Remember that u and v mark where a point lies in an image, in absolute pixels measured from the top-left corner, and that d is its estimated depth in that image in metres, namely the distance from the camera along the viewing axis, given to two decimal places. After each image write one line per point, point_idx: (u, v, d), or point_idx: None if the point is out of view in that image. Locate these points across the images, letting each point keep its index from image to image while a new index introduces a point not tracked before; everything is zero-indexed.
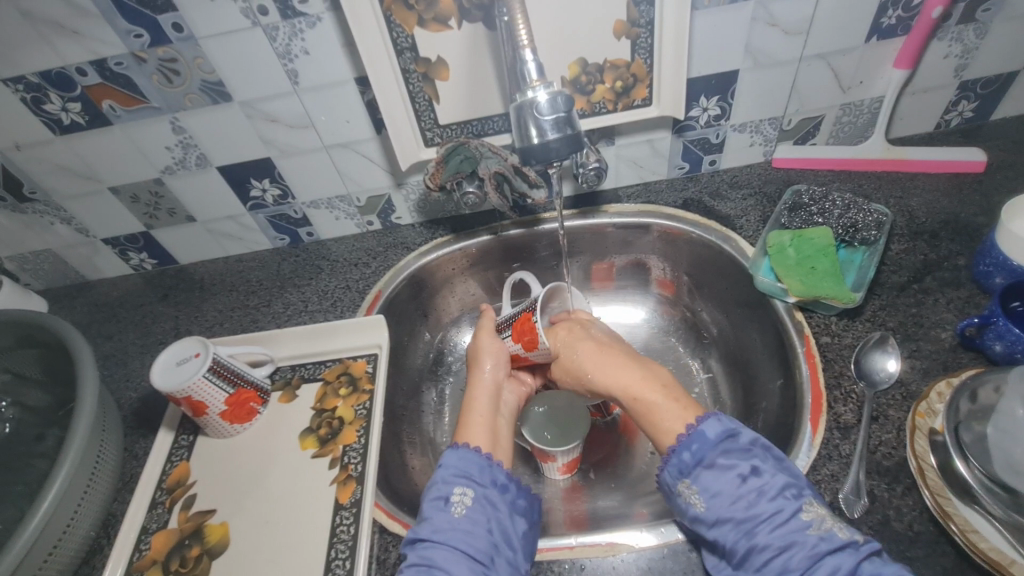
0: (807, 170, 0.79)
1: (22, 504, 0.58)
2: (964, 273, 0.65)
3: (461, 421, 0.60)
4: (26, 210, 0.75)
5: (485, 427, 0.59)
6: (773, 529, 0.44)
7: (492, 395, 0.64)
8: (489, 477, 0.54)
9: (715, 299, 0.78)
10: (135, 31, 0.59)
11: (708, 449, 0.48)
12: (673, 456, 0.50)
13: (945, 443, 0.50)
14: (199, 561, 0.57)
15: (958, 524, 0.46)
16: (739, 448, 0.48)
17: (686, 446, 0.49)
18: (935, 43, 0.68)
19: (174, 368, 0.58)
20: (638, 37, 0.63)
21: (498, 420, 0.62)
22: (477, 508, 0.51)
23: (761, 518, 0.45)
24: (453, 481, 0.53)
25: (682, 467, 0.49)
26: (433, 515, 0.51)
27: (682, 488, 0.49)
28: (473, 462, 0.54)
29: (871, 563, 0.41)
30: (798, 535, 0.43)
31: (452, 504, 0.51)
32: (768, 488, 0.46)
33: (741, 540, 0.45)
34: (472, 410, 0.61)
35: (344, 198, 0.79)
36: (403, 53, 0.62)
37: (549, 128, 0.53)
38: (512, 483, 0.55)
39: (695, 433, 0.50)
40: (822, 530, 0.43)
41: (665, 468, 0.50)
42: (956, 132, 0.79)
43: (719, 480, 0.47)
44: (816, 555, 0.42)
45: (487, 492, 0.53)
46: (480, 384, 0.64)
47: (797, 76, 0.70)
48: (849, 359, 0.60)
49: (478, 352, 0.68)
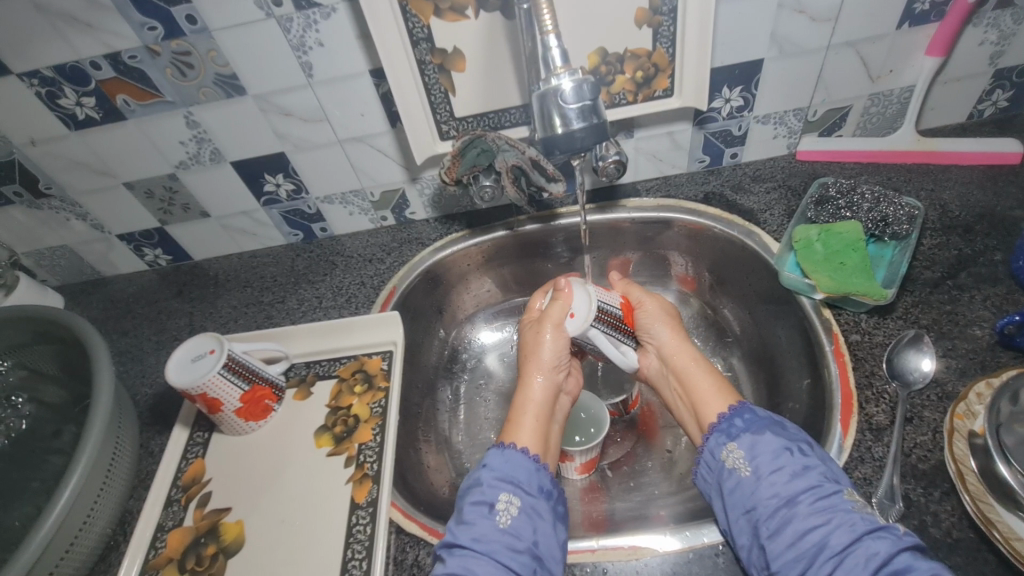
0: (833, 163, 0.77)
1: (39, 500, 0.58)
2: (1001, 269, 0.62)
3: (510, 422, 0.59)
4: (42, 206, 0.75)
5: (535, 432, 0.58)
6: (815, 501, 0.46)
7: (547, 399, 0.62)
8: (536, 484, 0.53)
9: (737, 296, 0.76)
10: (149, 24, 0.58)
11: (760, 421, 0.53)
12: (718, 425, 0.54)
13: (986, 445, 0.47)
14: (215, 559, 0.56)
15: (1002, 532, 0.44)
16: (789, 433, 0.51)
17: (736, 415, 0.54)
18: (970, 29, 0.66)
19: (189, 364, 0.57)
20: (660, 25, 0.61)
21: (550, 425, 0.61)
22: (523, 518, 0.50)
23: (804, 488, 0.47)
24: (499, 488, 0.52)
25: (731, 432, 0.53)
26: (475, 523, 0.50)
27: (727, 453, 0.52)
28: (522, 467, 0.54)
29: (909, 556, 0.42)
30: (839, 510, 0.45)
31: (496, 513, 0.50)
32: (817, 465, 0.49)
33: (781, 507, 0.47)
34: (526, 412, 0.60)
35: (358, 194, 0.78)
36: (419, 44, 0.61)
37: (574, 116, 0.52)
38: (557, 490, 0.54)
39: (744, 408, 0.55)
40: (864, 512, 0.45)
41: (713, 432, 0.54)
42: (989, 123, 0.76)
43: (768, 449, 0.50)
44: (855, 533, 0.44)
45: (533, 501, 0.52)
46: (534, 388, 0.62)
47: (824, 65, 0.67)
48: (881, 358, 0.58)
49: (540, 344, 0.63)
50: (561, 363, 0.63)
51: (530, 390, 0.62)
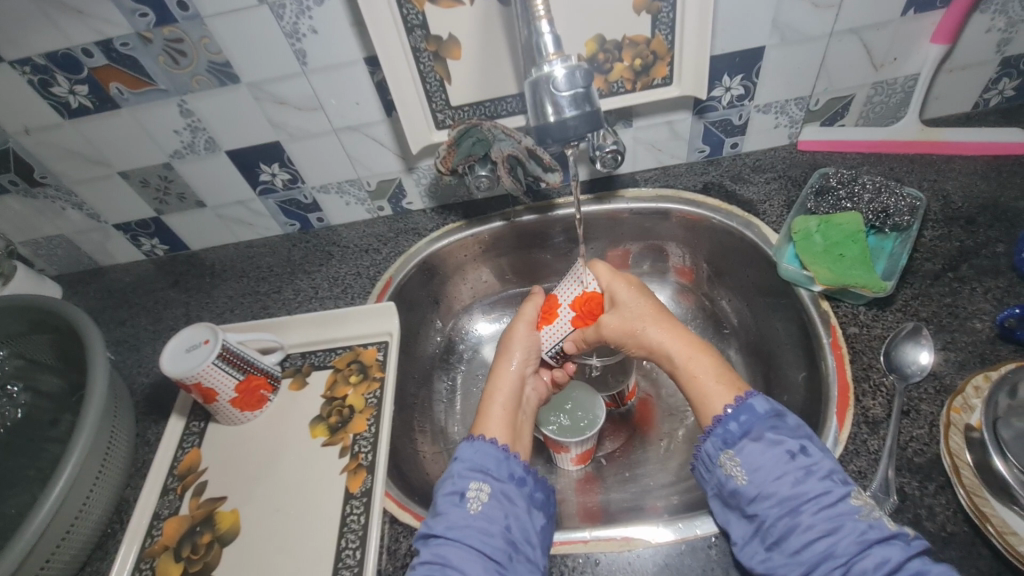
0: (834, 153, 0.76)
1: (35, 488, 0.58)
2: (1002, 262, 0.61)
3: (481, 413, 0.59)
4: (38, 195, 0.75)
5: (504, 423, 0.58)
6: (820, 510, 0.45)
7: (514, 387, 0.62)
8: (506, 471, 0.53)
9: (736, 287, 0.76)
10: (140, 11, 0.57)
11: (759, 422, 0.49)
12: (715, 428, 0.51)
13: (982, 439, 0.47)
14: (210, 548, 0.56)
15: (996, 525, 0.44)
16: (789, 432, 0.49)
17: (733, 418, 0.50)
18: (977, 15, 0.64)
19: (183, 354, 0.57)
20: (658, 12, 0.60)
21: (519, 417, 0.60)
22: (494, 504, 0.50)
23: (808, 497, 0.45)
24: (470, 476, 0.52)
25: (728, 438, 0.50)
26: (447, 511, 0.50)
27: (724, 460, 0.50)
28: (490, 455, 0.53)
29: (920, 561, 0.41)
30: (846, 518, 0.44)
31: (467, 500, 0.50)
32: (818, 469, 0.46)
33: (784, 516, 0.45)
34: (494, 405, 0.59)
35: (354, 183, 0.78)
36: (414, 31, 0.60)
37: (566, 104, 0.51)
38: (530, 477, 0.54)
39: (743, 405, 0.51)
40: (871, 519, 0.44)
41: (709, 437, 0.51)
42: (995, 112, 0.75)
43: (765, 454, 0.48)
44: (864, 542, 0.43)
45: (504, 486, 0.52)
46: (505, 375, 0.62)
47: (827, 53, 0.66)
48: (878, 351, 0.58)
49: (512, 340, 0.65)
50: (533, 356, 0.65)
51: (498, 385, 0.62)
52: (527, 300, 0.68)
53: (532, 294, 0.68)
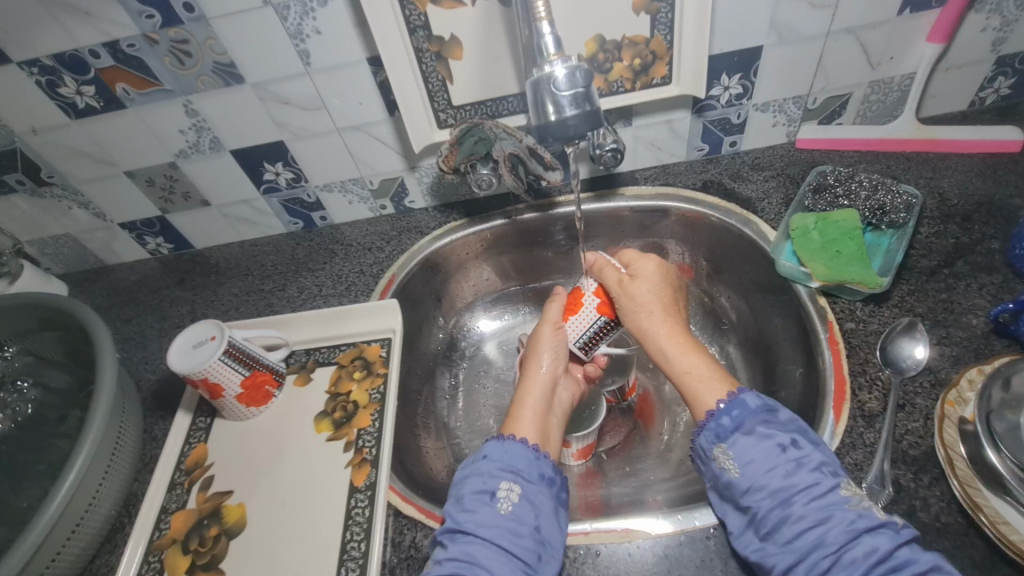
0: (832, 151, 0.77)
1: (45, 482, 0.59)
2: (997, 258, 0.62)
3: (512, 416, 0.60)
4: (44, 195, 0.76)
5: (535, 423, 0.58)
6: (809, 501, 0.45)
7: (545, 391, 0.62)
8: (536, 471, 0.53)
9: (735, 284, 0.77)
10: (146, 12, 0.58)
11: (750, 416, 0.51)
12: (708, 423, 0.52)
13: (976, 432, 0.47)
14: (217, 541, 0.57)
15: (989, 516, 0.45)
16: (781, 425, 0.50)
17: (724, 411, 0.52)
18: (972, 15, 0.65)
19: (190, 351, 0.58)
20: (657, 12, 0.61)
21: (549, 419, 0.61)
22: (524, 505, 0.51)
23: (798, 488, 0.46)
24: (500, 476, 0.52)
25: (720, 432, 0.51)
26: (476, 510, 0.50)
27: (717, 454, 0.51)
28: (521, 456, 0.54)
29: (909, 549, 0.42)
30: (836, 508, 0.45)
31: (497, 500, 0.51)
32: (809, 461, 0.47)
33: (775, 507, 0.46)
34: (525, 408, 0.60)
35: (358, 182, 0.79)
36: (416, 32, 0.61)
37: (566, 104, 0.51)
38: (558, 477, 0.55)
39: (735, 401, 0.52)
40: (860, 508, 0.44)
41: (702, 431, 0.52)
42: (991, 111, 0.76)
43: (756, 447, 0.49)
44: (853, 530, 0.43)
45: (533, 487, 0.53)
46: (536, 378, 0.63)
47: (824, 52, 0.67)
48: (874, 346, 0.58)
49: (538, 343, 0.65)
50: (562, 357, 0.65)
51: (529, 388, 0.62)
52: (549, 302, 0.68)
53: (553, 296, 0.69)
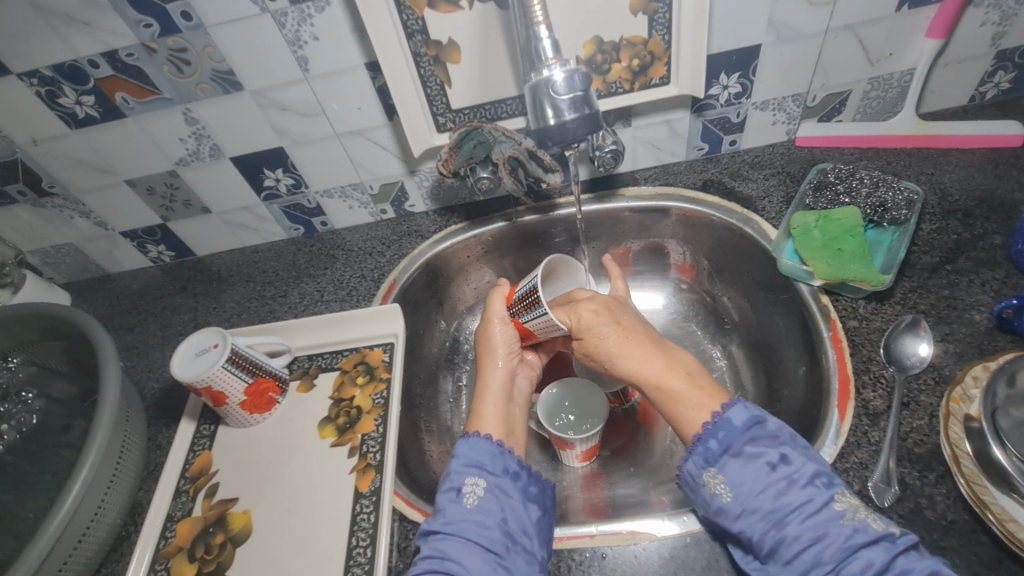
0: (831, 149, 0.77)
1: (51, 492, 0.59)
2: (1000, 253, 0.62)
3: (474, 411, 0.60)
4: (46, 205, 0.76)
5: (497, 417, 0.58)
6: (804, 521, 0.43)
7: (505, 383, 0.63)
8: (500, 465, 0.53)
9: (737, 284, 0.77)
10: (144, 21, 0.58)
11: (737, 436, 0.48)
12: (696, 448, 0.49)
13: (981, 429, 0.47)
14: (224, 548, 0.57)
15: (996, 513, 0.44)
16: (768, 439, 0.47)
17: (713, 434, 0.49)
18: (970, 10, 0.65)
19: (194, 359, 0.58)
20: (655, 12, 0.61)
21: (511, 409, 0.61)
22: (489, 498, 0.51)
23: (793, 508, 0.44)
24: (465, 472, 0.52)
25: (709, 456, 0.48)
26: (444, 507, 0.50)
27: (706, 478, 0.48)
28: (485, 451, 0.54)
29: (905, 558, 0.40)
30: (830, 525, 0.43)
31: (463, 495, 0.51)
32: (800, 477, 0.45)
33: (771, 531, 0.44)
34: (489, 405, 0.60)
35: (358, 187, 0.79)
36: (414, 36, 0.61)
37: (565, 107, 0.52)
38: (525, 471, 0.54)
39: (721, 421, 0.49)
40: (856, 522, 0.42)
41: (691, 456, 0.49)
42: (991, 105, 0.75)
43: (745, 469, 0.46)
44: (849, 546, 0.41)
45: (499, 481, 0.52)
46: (493, 374, 0.63)
47: (822, 50, 0.67)
48: (878, 344, 0.58)
49: (490, 339, 0.66)
50: (512, 349, 0.66)
51: (490, 382, 0.62)
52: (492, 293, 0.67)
53: (497, 290, 0.67)
